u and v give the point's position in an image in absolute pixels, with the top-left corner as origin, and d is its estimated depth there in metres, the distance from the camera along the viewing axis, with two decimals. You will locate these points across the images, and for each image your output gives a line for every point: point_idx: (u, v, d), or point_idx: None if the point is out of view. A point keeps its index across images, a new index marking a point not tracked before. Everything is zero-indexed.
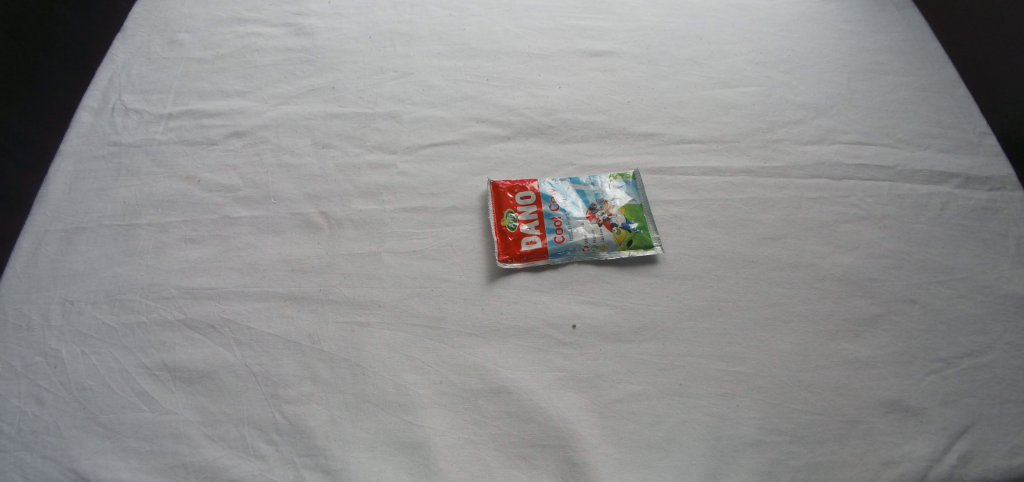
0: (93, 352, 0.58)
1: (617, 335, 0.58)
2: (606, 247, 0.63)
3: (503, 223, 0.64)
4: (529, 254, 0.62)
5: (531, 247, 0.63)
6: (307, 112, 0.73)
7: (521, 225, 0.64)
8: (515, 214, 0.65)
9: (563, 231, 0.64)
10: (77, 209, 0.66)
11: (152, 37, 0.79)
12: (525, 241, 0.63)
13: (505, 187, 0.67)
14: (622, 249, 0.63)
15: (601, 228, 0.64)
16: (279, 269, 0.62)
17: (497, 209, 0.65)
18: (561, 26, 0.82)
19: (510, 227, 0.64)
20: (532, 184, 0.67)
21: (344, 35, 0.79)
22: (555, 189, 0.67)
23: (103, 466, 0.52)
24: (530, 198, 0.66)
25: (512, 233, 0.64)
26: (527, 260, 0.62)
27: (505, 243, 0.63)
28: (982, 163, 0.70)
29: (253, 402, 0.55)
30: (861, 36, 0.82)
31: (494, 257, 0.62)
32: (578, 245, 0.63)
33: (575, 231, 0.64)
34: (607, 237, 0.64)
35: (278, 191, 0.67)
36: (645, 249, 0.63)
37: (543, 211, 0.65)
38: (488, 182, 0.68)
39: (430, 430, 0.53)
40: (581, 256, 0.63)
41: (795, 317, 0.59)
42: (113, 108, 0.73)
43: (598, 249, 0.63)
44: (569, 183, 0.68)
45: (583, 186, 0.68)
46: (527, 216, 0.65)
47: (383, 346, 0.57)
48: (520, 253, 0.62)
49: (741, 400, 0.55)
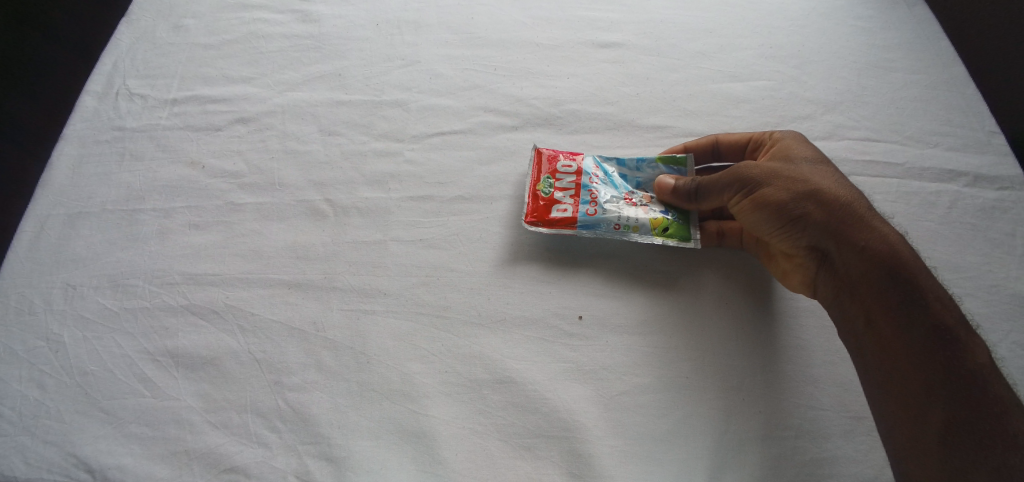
0: (95, 337, 0.58)
1: (623, 328, 0.57)
2: (639, 229, 0.61)
3: (539, 187, 0.64)
4: (556, 221, 0.62)
5: (561, 215, 0.62)
6: (313, 99, 0.72)
7: (556, 192, 0.63)
8: (552, 180, 0.64)
9: (596, 204, 0.62)
10: (80, 193, 0.65)
11: (157, 22, 0.78)
12: (556, 207, 0.62)
13: (549, 155, 0.65)
14: (656, 235, 0.61)
15: (637, 211, 0.62)
16: (284, 256, 0.61)
17: (536, 173, 0.65)
18: (571, 18, 0.80)
19: (544, 192, 0.63)
20: (576, 156, 0.65)
21: (351, 22, 0.78)
22: (599, 164, 0.65)
23: (105, 451, 0.52)
24: (570, 168, 0.64)
25: (545, 198, 0.63)
26: (555, 227, 0.62)
27: (536, 207, 0.63)
28: (991, 161, 0.70)
29: (257, 389, 0.55)
30: (875, 29, 0.80)
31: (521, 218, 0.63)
32: (609, 222, 0.61)
33: (609, 206, 0.62)
34: (642, 219, 0.62)
35: (283, 178, 0.67)
36: (679, 241, 0.61)
37: (581, 183, 0.63)
38: (533, 148, 0.66)
39: (435, 420, 0.53)
40: (610, 234, 0.61)
41: (802, 312, 0.59)
42: (117, 93, 0.72)
43: (629, 231, 0.61)
44: (614, 162, 0.66)
45: (628, 168, 0.65)
46: (564, 184, 0.64)
47: (389, 335, 0.57)
48: (549, 219, 0.62)
49: (747, 394, 0.54)
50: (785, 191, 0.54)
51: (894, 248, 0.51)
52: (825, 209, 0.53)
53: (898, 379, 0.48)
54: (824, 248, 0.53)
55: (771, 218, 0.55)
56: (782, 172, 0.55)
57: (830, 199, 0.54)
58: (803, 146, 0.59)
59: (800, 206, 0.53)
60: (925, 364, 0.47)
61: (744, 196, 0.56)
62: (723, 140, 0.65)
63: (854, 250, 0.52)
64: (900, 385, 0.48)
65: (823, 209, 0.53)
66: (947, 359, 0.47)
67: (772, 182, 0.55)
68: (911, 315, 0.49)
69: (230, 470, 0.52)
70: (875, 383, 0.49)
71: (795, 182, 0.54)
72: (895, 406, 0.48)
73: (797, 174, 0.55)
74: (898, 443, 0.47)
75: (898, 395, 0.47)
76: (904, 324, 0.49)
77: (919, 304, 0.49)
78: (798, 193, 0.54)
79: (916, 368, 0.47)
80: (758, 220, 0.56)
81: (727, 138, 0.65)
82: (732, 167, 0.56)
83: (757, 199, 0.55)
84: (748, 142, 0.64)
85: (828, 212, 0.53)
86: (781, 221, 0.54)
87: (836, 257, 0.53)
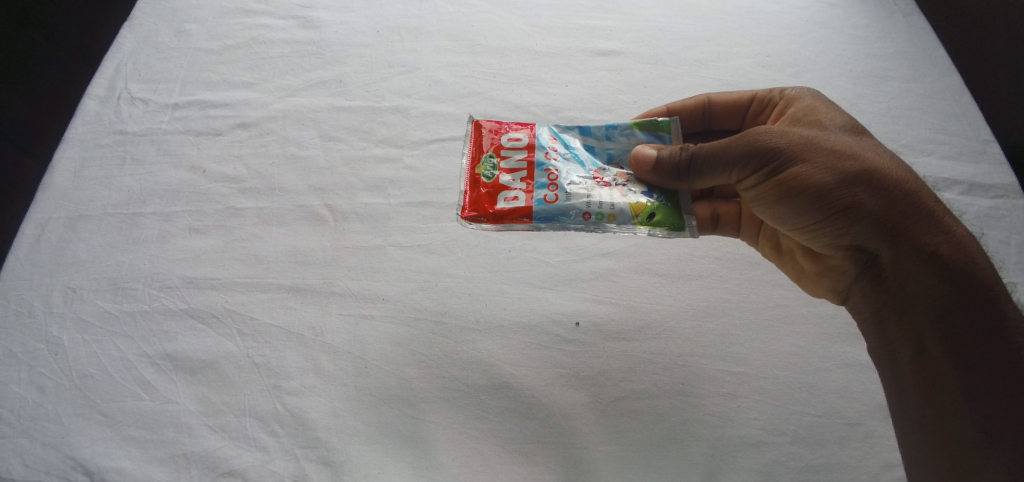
0: (95, 340, 0.58)
1: (618, 334, 0.58)
2: (616, 218, 0.53)
3: (481, 170, 0.56)
4: (506, 214, 0.54)
5: (509, 205, 0.54)
6: (313, 104, 0.73)
7: (502, 177, 0.55)
8: (496, 160, 0.56)
9: (556, 185, 0.54)
10: (81, 197, 0.66)
11: (159, 27, 0.78)
12: (503, 196, 0.54)
13: (491, 130, 0.58)
14: (638, 224, 0.53)
15: (612, 195, 0.54)
16: (283, 260, 0.62)
17: (476, 154, 0.57)
18: (570, 25, 0.81)
19: (487, 178, 0.55)
20: (526, 129, 0.57)
21: (352, 29, 0.79)
22: (556, 136, 0.57)
23: (103, 454, 0.53)
24: (520, 142, 0.56)
25: (489, 185, 0.55)
26: (501, 221, 0.54)
27: (477, 198, 0.55)
28: (985, 170, 0.70)
29: (255, 393, 0.55)
30: (870, 39, 0.81)
31: (461, 211, 0.56)
32: (578, 210, 0.53)
33: (574, 191, 0.53)
34: (618, 205, 0.53)
35: (283, 183, 0.67)
36: (664, 229, 0.54)
37: (534, 160, 0.55)
38: (471, 120, 0.59)
39: (432, 424, 0.53)
40: (580, 226, 0.53)
41: (797, 319, 0.59)
42: (119, 96, 0.73)
43: (604, 220, 0.53)
44: (577, 133, 0.58)
45: (595, 139, 0.57)
46: (512, 164, 0.56)
47: (386, 339, 0.57)
48: (493, 212, 0.54)
49: (743, 401, 0.55)
50: (826, 171, 0.46)
51: (955, 244, 0.43)
52: (875, 193, 0.45)
53: (936, 417, 0.43)
54: (869, 240, 0.46)
55: (805, 204, 0.47)
56: (819, 145, 0.47)
57: (879, 181, 0.45)
58: (835, 118, 0.52)
59: (846, 190, 0.45)
60: (980, 405, 0.41)
61: (771, 175, 0.48)
62: (716, 99, 0.63)
63: (911, 246, 0.44)
64: (938, 423, 0.43)
65: (873, 193, 0.45)
66: (1012, 401, 0.40)
67: (808, 158, 0.46)
68: (971, 333, 0.41)
69: (228, 473, 0.52)
70: (906, 413, 0.45)
71: (838, 159, 0.46)
72: (929, 444, 0.44)
73: (838, 146, 0.47)
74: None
75: (934, 435, 0.43)
76: (961, 352, 0.42)
77: (987, 326, 0.41)
78: (842, 174, 0.45)
79: (963, 407, 0.41)
80: (787, 205, 0.48)
81: (719, 96, 0.63)
82: (757, 139, 0.48)
83: (788, 181, 0.47)
84: (748, 103, 0.62)
85: (881, 200, 0.45)
86: (817, 209, 0.47)
87: (882, 253, 0.46)
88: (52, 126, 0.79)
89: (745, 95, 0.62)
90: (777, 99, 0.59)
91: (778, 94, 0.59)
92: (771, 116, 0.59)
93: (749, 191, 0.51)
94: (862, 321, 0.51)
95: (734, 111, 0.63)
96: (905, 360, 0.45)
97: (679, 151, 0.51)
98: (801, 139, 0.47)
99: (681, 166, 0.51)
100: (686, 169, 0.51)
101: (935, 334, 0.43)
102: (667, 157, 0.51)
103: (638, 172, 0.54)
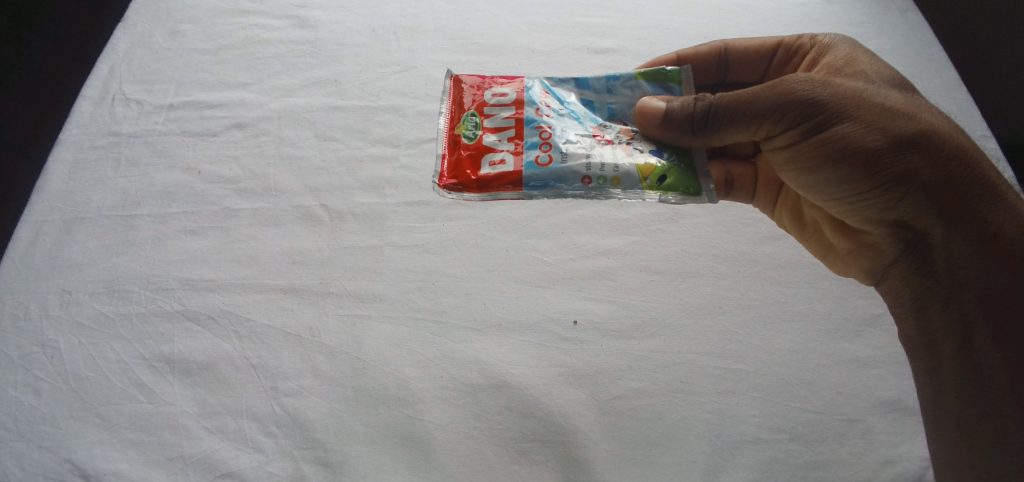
0: (92, 342, 0.58)
1: (617, 331, 0.58)
2: (621, 182, 0.51)
3: (463, 131, 0.55)
4: (491, 180, 0.52)
5: (496, 169, 0.52)
6: (309, 105, 0.72)
7: (485, 137, 0.54)
8: (478, 119, 0.55)
9: (550, 144, 0.52)
10: (76, 199, 0.65)
11: (154, 27, 0.78)
12: (489, 160, 0.53)
13: (473, 87, 0.57)
14: (648, 189, 0.51)
15: (616, 158, 0.51)
16: (279, 261, 0.62)
17: (457, 114, 0.56)
18: (566, 23, 0.81)
19: (470, 139, 0.54)
20: (512, 84, 0.56)
21: (348, 28, 0.78)
22: (548, 91, 0.57)
23: (100, 457, 0.52)
24: (506, 98, 0.55)
25: (473, 147, 0.54)
26: (488, 186, 0.52)
27: (461, 162, 0.54)
28: None
29: (252, 395, 0.55)
30: (867, 35, 0.81)
31: (440, 178, 0.54)
32: (578, 174, 0.51)
33: (573, 154, 0.51)
34: (624, 168, 0.51)
35: (278, 183, 0.67)
36: (674, 194, 0.51)
37: (523, 118, 0.54)
38: (450, 77, 0.59)
39: (430, 424, 0.53)
40: (581, 192, 0.51)
41: (796, 315, 0.59)
42: (113, 98, 0.72)
43: (608, 184, 0.51)
44: (574, 86, 0.57)
45: (594, 92, 0.57)
46: (498, 124, 0.54)
47: (383, 339, 0.57)
48: (478, 178, 0.52)
49: (742, 398, 0.55)
50: (876, 133, 0.45)
51: (1008, 218, 0.42)
52: (930, 160, 0.44)
53: (966, 406, 0.44)
54: (915, 211, 0.45)
55: (849, 167, 0.46)
56: (867, 103, 0.46)
57: (930, 146, 0.44)
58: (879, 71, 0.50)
59: (895, 155, 0.44)
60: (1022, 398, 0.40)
61: (813, 133, 0.47)
62: (736, 46, 0.62)
63: (960, 219, 0.43)
64: (968, 414, 0.43)
65: (924, 159, 0.44)
66: None
67: (855, 117, 0.45)
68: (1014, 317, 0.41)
69: (225, 475, 0.52)
70: (938, 395, 0.46)
71: (887, 120, 0.45)
72: (956, 433, 0.44)
73: (888, 105, 0.46)
74: (948, 469, 0.45)
75: (961, 426, 0.44)
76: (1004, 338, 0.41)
77: None
78: (890, 137, 0.45)
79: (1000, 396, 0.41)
80: (828, 168, 0.48)
81: (740, 42, 0.62)
82: (800, 91, 0.46)
83: (832, 140, 0.46)
84: (773, 50, 0.61)
85: (934, 168, 0.44)
86: (863, 174, 0.46)
87: (927, 225, 0.45)
88: (45, 128, 0.78)
89: (769, 41, 0.62)
90: (807, 47, 0.59)
91: (810, 41, 0.59)
92: (802, 65, 0.59)
93: (785, 148, 0.50)
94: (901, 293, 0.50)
95: (755, 58, 0.62)
96: (945, 343, 0.45)
97: (703, 102, 0.50)
98: (852, 94, 0.46)
99: (702, 118, 0.50)
100: (712, 122, 0.50)
101: (985, 323, 0.42)
102: (680, 109, 0.50)
103: (644, 125, 0.53)
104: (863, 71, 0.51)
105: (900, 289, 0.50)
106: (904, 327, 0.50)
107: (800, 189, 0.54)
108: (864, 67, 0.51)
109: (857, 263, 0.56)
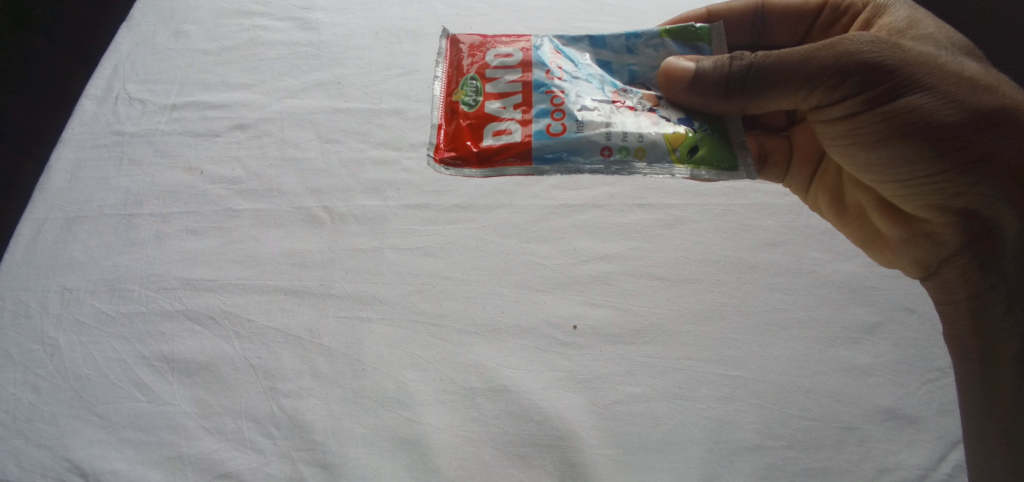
0: (92, 341, 0.58)
1: (616, 337, 0.58)
2: (646, 154, 0.49)
3: (463, 98, 0.54)
4: (495, 154, 0.51)
5: (502, 140, 0.51)
6: (311, 106, 0.73)
7: (489, 105, 0.53)
8: (479, 83, 0.54)
9: (563, 112, 0.51)
10: (78, 198, 0.66)
11: (158, 27, 0.78)
12: (493, 131, 0.52)
13: (472, 48, 0.56)
14: (676, 161, 0.49)
15: (643, 127, 0.50)
16: (280, 262, 0.62)
17: (457, 79, 0.55)
18: (568, 28, 0.81)
19: (472, 107, 0.53)
20: (517, 44, 0.55)
21: (351, 31, 0.79)
22: (559, 51, 0.55)
23: (98, 456, 0.53)
24: (510, 61, 0.54)
25: (475, 116, 0.53)
26: (492, 159, 0.51)
27: (461, 132, 0.52)
28: None
29: (252, 395, 0.55)
30: None
31: (439, 148, 0.53)
32: (596, 145, 0.49)
33: (591, 122, 0.50)
34: (650, 139, 0.49)
35: (280, 185, 0.67)
36: (702, 170, 0.50)
37: (530, 81, 0.53)
38: (448, 36, 0.57)
39: (429, 427, 0.53)
40: (600, 165, 0.50)
41: (796, 323, 0.59)
42: (116, 97, 0.73)
43: (631, 157, 0.49)
44: (588, 46, 0.56)
45: (612, 52, 0.56)
46: (501, 89, 0.53)
47: (383, 341, 0.57)
48: (480, 150, 0.51)
49: (740, 405, 0.55)
50: (948, 108, 0.47)
51: None
52: (1007, 137, 0.47)
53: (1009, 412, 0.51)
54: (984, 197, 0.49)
55: (919, 142, 0.48)
56: (941, 75, 0.47)
57: (1006, 125, 0.47)
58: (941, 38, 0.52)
59: (968, 135, 0.47)
60: None
61: (880, 102, 0.48)
62: (774, 4, 0.63)
63: None
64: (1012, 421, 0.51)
65: (999, 141, 0.47)
66: None
67: (928, 92, 0.47)
68: None
69: (223, 476, 0.52)
70: (987, 403, 0.52)
71: (959, 96, 0.47)
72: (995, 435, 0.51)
73: (961, 77, 0.48)
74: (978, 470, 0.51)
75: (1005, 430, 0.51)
76: None
77: None
78: (962, 114, 0.47)
79: None
80: (894, 143, 0.50)
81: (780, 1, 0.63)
82: (863, 53, 0.47)
83: (902, 111, 0.48)
84: (819, 10, 0.63)
85: (1006, 149, 0.47)
86: (935, 152, 0.48)
87: (996, 209, 0.49)
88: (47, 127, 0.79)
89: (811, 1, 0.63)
90: (857, 6, 0.60)
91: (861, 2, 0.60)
92: (853, 25, 0.60)
93: (844, 119, 0.52)
94: (958, 284, 0.54)
95: (796, 17, 0.64)
96: (1001, 351, 0.52)
97: (742, 61, 0.50)
98: (922, 60, 0.48)
99: (741, 80, 0.50)
100: (761, 87, 0.50)
101: None
102: (710, 69, 0.50)
103: (670, 90, 0.52)
104: (930, 34, 0.53)
105: (957, 283, 0.54)
106: (953, 325, 0.55)
107: (854, 165, 0.55)
108: (928, 34, 0.53)
109: (907, 254, 0.59)
